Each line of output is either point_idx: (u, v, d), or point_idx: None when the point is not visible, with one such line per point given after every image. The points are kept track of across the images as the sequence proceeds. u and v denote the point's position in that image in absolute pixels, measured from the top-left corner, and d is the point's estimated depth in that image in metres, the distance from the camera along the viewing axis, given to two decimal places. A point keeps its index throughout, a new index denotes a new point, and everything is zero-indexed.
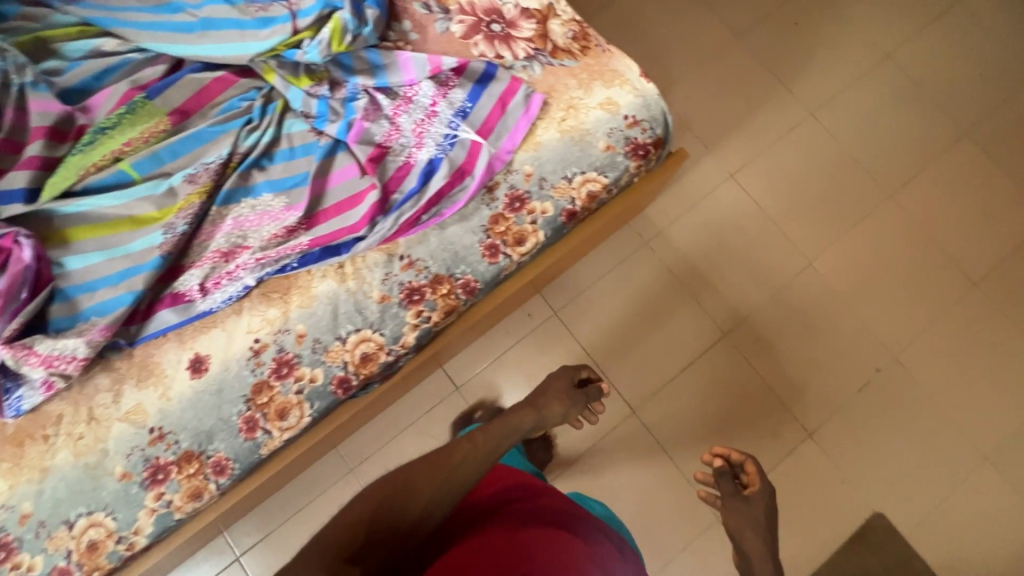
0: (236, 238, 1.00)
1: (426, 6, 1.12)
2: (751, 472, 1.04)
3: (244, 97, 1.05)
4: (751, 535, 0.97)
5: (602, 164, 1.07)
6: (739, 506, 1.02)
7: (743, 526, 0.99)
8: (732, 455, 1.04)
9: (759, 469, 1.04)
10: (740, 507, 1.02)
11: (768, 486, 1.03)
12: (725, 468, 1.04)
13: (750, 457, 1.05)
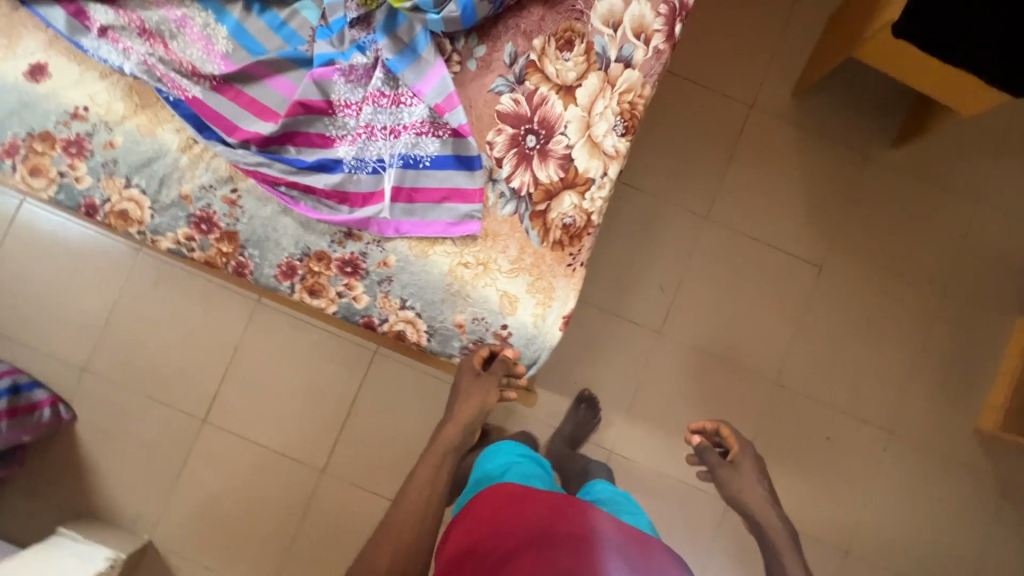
0: (166, 29, 0.94)
1: (511, 57, 0.95)
2: (728, 437, 1.15)
3: None
4: (755, 496, 1.09)
5: (439, 329, 0.94)
6: (731, 473, 1.11)
7: (745, 488, 1.09)
8: (707, 425, 1.18)
9: (736, 430, 1.15)
10: (731, 476, 1.11)
11: (748, 449, 1.14)
12: (706, 440, 1.17)
13: (726, 422, 1.18)
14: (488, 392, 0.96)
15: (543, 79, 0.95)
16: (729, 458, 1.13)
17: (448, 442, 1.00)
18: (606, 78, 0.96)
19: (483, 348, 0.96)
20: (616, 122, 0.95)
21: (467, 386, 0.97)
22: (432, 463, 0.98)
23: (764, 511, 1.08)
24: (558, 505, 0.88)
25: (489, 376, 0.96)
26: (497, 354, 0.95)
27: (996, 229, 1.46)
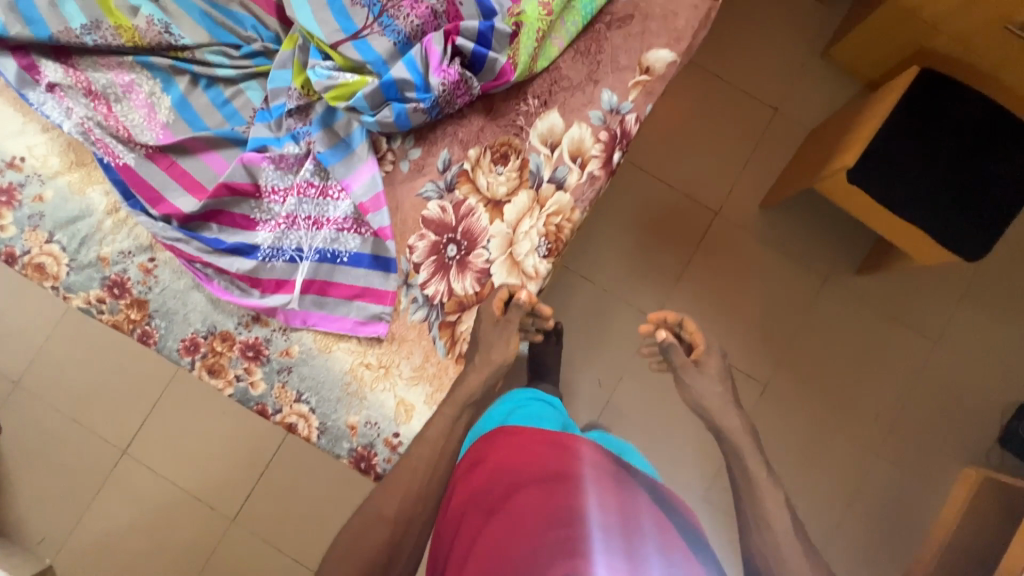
0: (113, 93, 0.96)
1: (444, 164, 0.95)
2: (694, 334, 1.03)
3: (257, 27, 0.96)
4: (722, 405, 0.97)
5: (329, 426, 0.92)
6: (696, 376, 1.00)
7: (707, 392, 0.98)
8: (670, 318, 1.04)
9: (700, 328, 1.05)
10: (697, 380, 0.99)
11: (714, 347, 1.03)
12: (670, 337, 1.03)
13: (690, 319, 1.06)
14: (508, 337, 0.91)
15: (473, 190, 0.95)
16: (693, 359, 1.01)
17: (467, 393, 0.89)
18: (537, 197, 0.95)
19: (501, 290, 0.91)
20: (540, 243, 0.94)
21: (486, 341, 0.92)
22: (450, 412, 0.88)
23: (727, 417, 0.97)
24: (571, 442, 0.79)
25: (509, 331, 0.92)
26: (514, 299, 0.91)
27: (951, 371, 1.43)
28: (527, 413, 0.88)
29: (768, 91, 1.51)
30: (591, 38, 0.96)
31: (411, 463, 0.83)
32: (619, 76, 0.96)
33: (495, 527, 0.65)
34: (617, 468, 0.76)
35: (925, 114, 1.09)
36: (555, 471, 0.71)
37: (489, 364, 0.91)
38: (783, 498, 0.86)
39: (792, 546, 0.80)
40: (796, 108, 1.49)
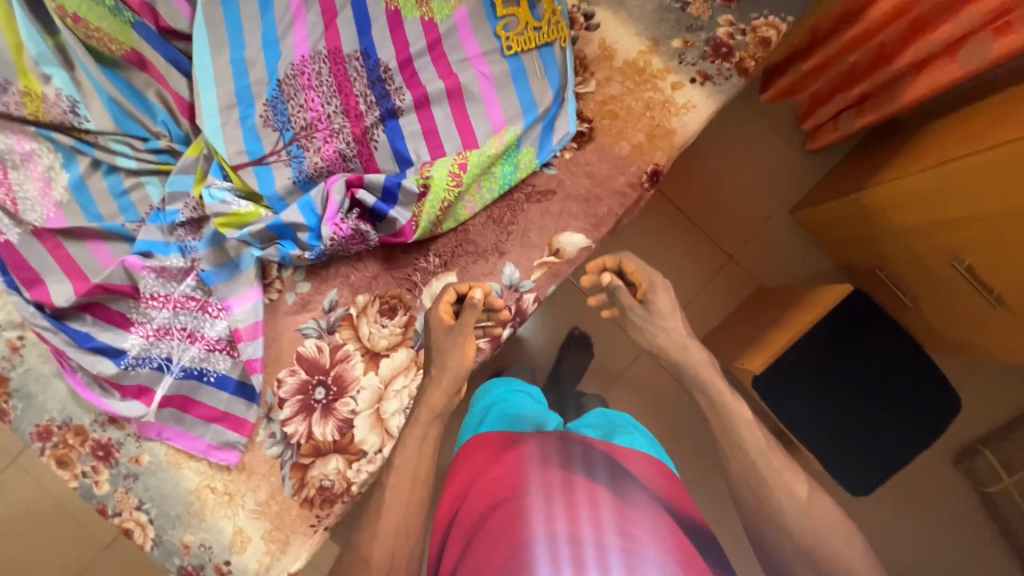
0: (10, 160, 0.92)
1: (330, 304, 0.93)
2: (636, 269, 0.89)
3: (169, 124, 0.92)
4: (689, 347, 0.87)
5: (164, 540, 0.92)
6: (651, 313, 0.88)
7: (665, 335, 0.88)
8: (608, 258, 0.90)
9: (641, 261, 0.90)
10: (649, 318, 0.89)
11: (660, 276, 0.90)
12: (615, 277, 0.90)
13: (630, 255, 0.91)
14: (463, 344, 0.85)
15: (353, 337, 0.93)
16: (641, 297, 0.89)
17: (432, 409, 0.83)
18: (416, 357, 0.93)
19: (450, 295, 0.85)
20: (408, 405, 0.92)
21: (440, 347, 0.85)
22: (417, 432, 0.82)
23: (688, 351, 0.87)
24: (524, 454, 0.85)
25: (467, 335, 0.84)
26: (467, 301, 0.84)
27: None
28: (503, 413, 1.02)
29: (730, 232, 1.46)
30: (507, 204, 0.92)
31: (389, 503, 0.76)
32: (526, 253, 0.92)
33: (473, 548, 0.68)
34: (569, 462, 0.82)
35: (844, 336, 1.06)
36: (508, 489, 0.76)
37: (445, 379, 0.84)
38: (753, 419, 0.79)
39: (754, 434, 0.76)
40: (750, 258, 1.44)
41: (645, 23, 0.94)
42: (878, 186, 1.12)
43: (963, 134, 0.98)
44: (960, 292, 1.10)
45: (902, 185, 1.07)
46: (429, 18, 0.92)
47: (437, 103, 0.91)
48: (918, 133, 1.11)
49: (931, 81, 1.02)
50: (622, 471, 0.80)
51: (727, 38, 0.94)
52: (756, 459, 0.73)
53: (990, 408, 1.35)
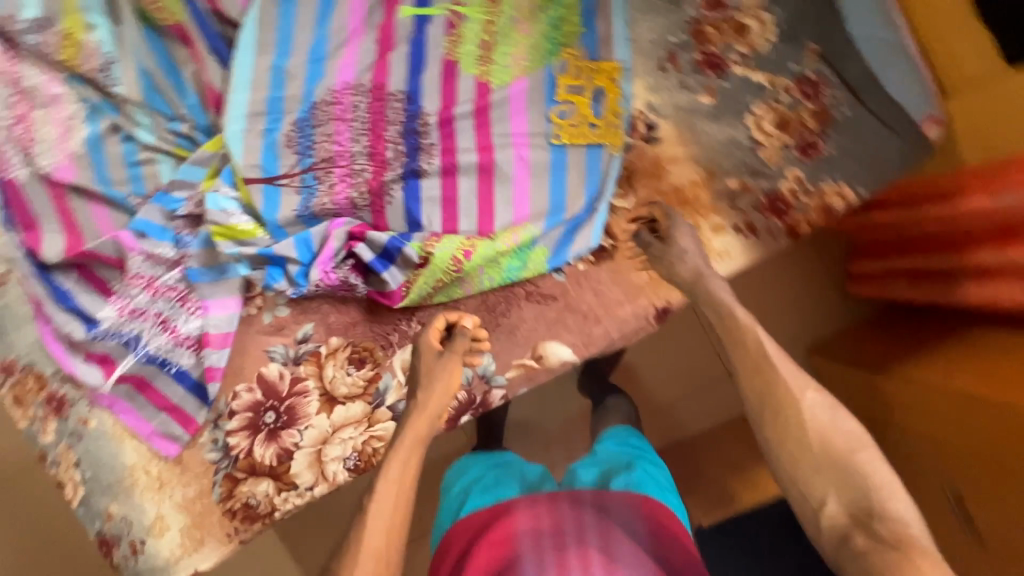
0: (36, 96, 0.90)
1: (303, 336, 0.92)
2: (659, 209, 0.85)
3: (197, 111, 0.89)
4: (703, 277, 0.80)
5: (91, 502, 0.95)
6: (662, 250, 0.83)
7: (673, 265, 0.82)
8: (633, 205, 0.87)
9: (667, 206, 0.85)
10: (664, 253, 0.82)
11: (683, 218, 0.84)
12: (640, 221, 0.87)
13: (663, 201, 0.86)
14: (451, 368, 0.82)
15: (315, 375, 0.92)
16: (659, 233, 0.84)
17: (420, 431, 0.76)
18: (369, 414, 0.92)
19: (438, 321, 0.84)
20: (350, 455, 0.92)
21: (427, 372, 0.81)
22: (385, 477, 0.73)
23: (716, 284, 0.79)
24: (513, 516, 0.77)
25: (454, 356, 0.82)
26: (458, 328, 0.85)
27: None
28: (483, 482, 0.87)
29: None
30: (504, 294, 0.88)
31: (377, 509, 0.70)
32: (508, 349, 0.88)
33: None
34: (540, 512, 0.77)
35: None
36: (499, 549, 0.73)
37: (433, 402, 0.79)
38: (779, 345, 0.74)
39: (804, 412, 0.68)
40: None
41: (706, 152, 0.87)
42: (899, 379, 1.04)
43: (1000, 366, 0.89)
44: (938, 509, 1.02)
45: (922, 387, 0.98)
46: (486, 80, 0.86)
47: (466, 174, 0.86)
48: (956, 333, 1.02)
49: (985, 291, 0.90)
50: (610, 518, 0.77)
51: (788, 194, 0.86)
52: (759, 359, 0.72)
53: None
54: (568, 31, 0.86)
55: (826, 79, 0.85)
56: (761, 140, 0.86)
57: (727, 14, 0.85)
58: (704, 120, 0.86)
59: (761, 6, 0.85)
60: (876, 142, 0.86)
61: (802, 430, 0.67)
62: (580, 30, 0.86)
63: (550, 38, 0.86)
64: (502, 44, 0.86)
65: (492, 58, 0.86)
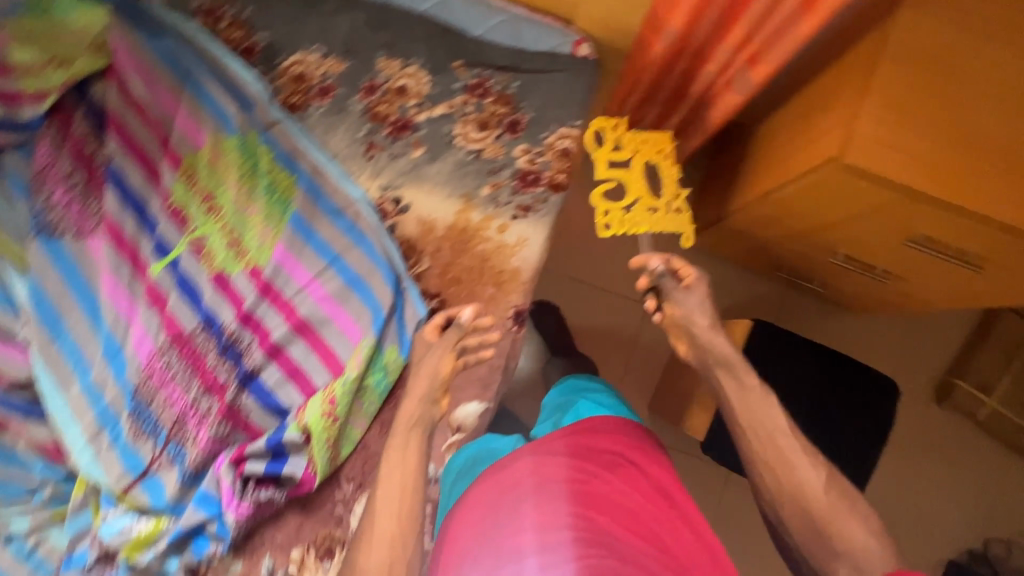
0: None
1: (269, 572, 0.89)
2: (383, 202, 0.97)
3: (49, 469, 0.92)
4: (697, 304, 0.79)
5: None
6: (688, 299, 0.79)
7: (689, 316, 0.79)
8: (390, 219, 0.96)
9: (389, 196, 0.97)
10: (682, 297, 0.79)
11: (413, 193, 0.97)
12: (390, 215, 0.96)
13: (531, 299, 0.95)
14: (443, 356, 0.78)
15: None
16: (392, 202, 0.97)
17: (430, 374, 0.77)
18: None
19: (438, 317, 0.82)
20: None
21: (418, 359, 0.80)
22: (398, 445, 0.72)
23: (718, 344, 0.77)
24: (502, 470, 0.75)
25: (444, 348, 0.79)
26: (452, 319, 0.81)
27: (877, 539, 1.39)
28: (469, 470, 0.83)
29: (637, 282, 1.48)
30: (394, 403, 0.93)
31: (396, 462, 0.70)
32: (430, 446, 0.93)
33: (475, 537, 0.69)
34: (529, 465, 0.73)
35: (771, 355, 1.05)
36: (492, 494, 0.72)
37: (419, 388, 0.76)
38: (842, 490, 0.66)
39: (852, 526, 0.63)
40: None
41: (449, 185, 0.97)
42: (755, 203, 1.04)
43: (815, 126, 0.86)
44: (936, 266, 0.94)
45: (785, 199, 0.95)
46: (253, 266, 0.95)
47: (290, 344, 0.93)
48: (756, 142, 1.10)
49: (765, 72, 0.91)
50: (584, 445, 0.75)
51: (529, 165, 0.97)
52: (772, 429, 0.70)
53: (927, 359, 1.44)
54: (284, 186, 0.97)
55: (485, 74, 0.99)
56: (480, 146, 0.98)
57: (383, 89, 0.99)
58: (429, 164, 0.97)
59: (403, 65, 0.99)
60: (554, 83, 0.99)
61: (782, 445, 0.69)
62: (292, 178, 0.97)
63: (276, 201, 0.97)
64: (245, 232, 0.96)
65: (245, 246, 0.96)
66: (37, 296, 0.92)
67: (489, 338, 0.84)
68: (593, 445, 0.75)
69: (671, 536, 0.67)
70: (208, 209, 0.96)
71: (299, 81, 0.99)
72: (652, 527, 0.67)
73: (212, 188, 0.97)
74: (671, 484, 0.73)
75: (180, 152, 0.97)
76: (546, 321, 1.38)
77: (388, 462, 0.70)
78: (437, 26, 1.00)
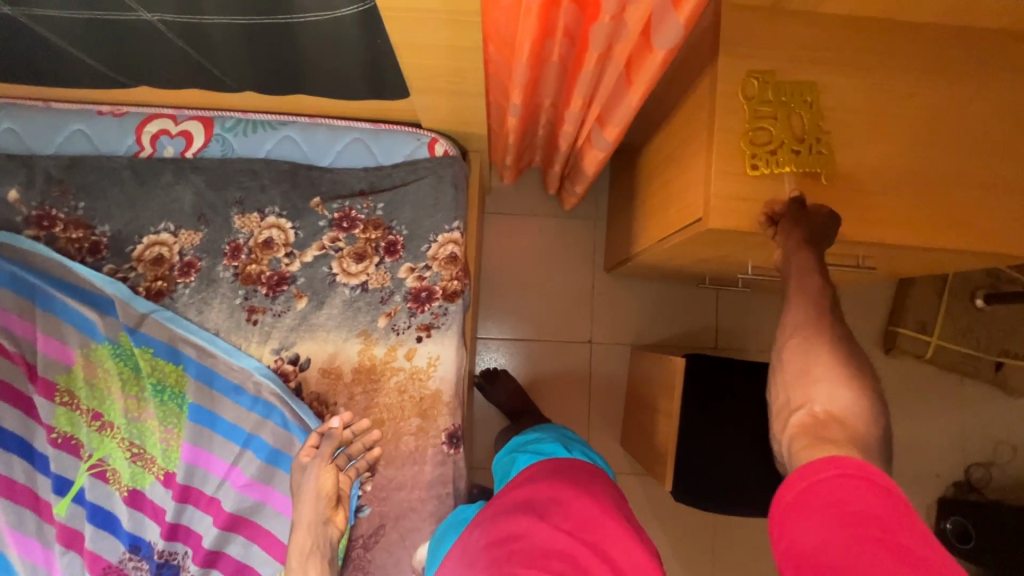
0: None
1: None
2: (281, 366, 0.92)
3: None
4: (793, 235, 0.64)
5: None
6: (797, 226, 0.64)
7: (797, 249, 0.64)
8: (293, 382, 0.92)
9: (284, 359, 0.92)
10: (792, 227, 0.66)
11: (310, 343, 0.92)
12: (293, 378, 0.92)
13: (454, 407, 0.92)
14: (319, 476, 0.80)
15: None
16: (292, 361, 0.92)
17: (313, 496, 0.80)
18: None
19: (312, 438, 0.82)
20: None
21: (300, 483, 0.82)
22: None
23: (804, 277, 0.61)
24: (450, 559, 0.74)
25: (321, 464, 0.81)
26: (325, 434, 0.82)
27: None
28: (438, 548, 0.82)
29: (575, 323, 1.46)
30: (354, 566, 0.90)
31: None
32: None
33: None
34: (463, 554, 0.72)
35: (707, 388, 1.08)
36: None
37: (308, 513, 0.79)
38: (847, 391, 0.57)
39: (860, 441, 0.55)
40: (606, 330, 1.45)
41: (344, 327, 0.93)
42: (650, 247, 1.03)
43: (680, 175, 0.85)
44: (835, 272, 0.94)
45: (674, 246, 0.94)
46: (165, 473, 0.90)
47: (227, 543, 0.89)
48: (640, 179, 1.09)
49: (617, 130, 0.88)
50: (512, 504, 0.74)
51: (418, 282, 0.94)
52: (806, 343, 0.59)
53: (867, 315, 1.47)
54: (173, 379, 0.91)
55: (348, 204, 0.95)
56: (363, 277, 0.94)
57: (248, 248, 0.94)
58: (317, 312, 0.93)
59: (261, 217, 0.95)
60: (422, 189, 0.96)
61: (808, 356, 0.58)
62: (179, 368, 0.91)
63: (169, 398, 0.91)
64: (146, 440, 0.90)
65: (151, 455, 0.90)
66: None
67: (369, 438, 0.85)
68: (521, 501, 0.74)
69: (596, 568, 0.65)
70: (100, 427, 0.90)
71: (158, 264, 0.93)
72: (582, 567, 0.65)
73: (98, 405, 0.91)
74: (598, 516, 0.71)
75: (51, 378, 0.91)
76: (495, 394, 1.34)
77: None
78: (285, 165, 0.96)
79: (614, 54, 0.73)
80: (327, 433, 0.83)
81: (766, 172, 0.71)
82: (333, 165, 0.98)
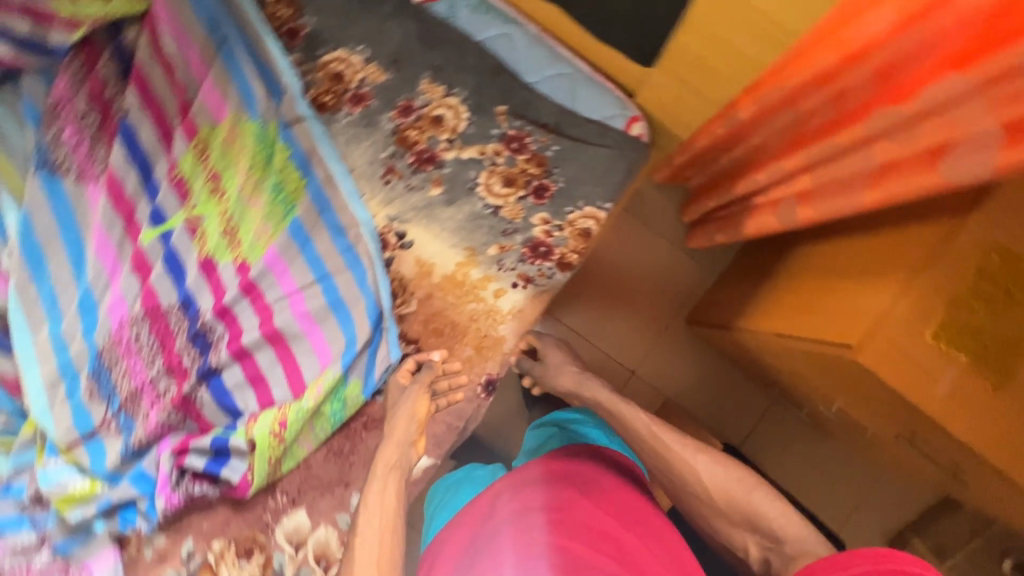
0: None
1: (185, 556, 0.91)
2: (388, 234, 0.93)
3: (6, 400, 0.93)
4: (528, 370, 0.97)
5: None
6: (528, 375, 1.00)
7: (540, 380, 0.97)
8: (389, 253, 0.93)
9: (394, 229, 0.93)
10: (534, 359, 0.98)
11: (422, 228, 0.93)
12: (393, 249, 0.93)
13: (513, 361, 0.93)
14: (417, 396, 0.84)
15: None
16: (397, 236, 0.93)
17: (407, 410, 0.82)
18: None
19: (409, 363, 0.90)
20: None
21: (392, 403, 0.87)
22: (379, 483, 0.72)
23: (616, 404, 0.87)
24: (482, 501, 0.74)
25: (419, 389, 0.85)
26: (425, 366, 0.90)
27: None
28: (447, 501, 0.86)
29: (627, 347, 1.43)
30: (347, 436, 0.94)
31: (378, 477, 0.72)
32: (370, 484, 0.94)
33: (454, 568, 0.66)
34: (503, 503, 0.71)
35: None
36: (470, 526, 0.70)
37: (398, 431, 0.79)
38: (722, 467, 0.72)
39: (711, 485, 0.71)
40: (653, 370, 1.41)
41: (457, 234, 0.93)
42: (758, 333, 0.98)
43: (837, 289, 0.81)
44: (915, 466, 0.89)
45: (787, 350, 0.89)
46: (242, 260, 0.93)
47: (258, 350, 0.92)
48: (786, 265, 1.03)
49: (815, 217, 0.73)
50: (557, 471, 0.73)
51: (544, 236, 0.92)
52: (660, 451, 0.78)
53: (890, 508, 1.41)
54: (292, 187, 0.93)
55: (525, 129, 0.93)
56: (500, 202, 0.93)
57: (418, 113, 0.93)
58: (443, 207, 0.93)
59: (445, 93, 0.93)
60: (598, 156, 0.93)
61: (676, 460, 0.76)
62: (302, 180, 0.93)
63: (280, 201, 0.93)
64: (242, 223, 0.93)
65: (239, 238, 0.93)
66: (24, 232, 0.90)
67: (459, 381, 0.91)
68: (567, 471, 0.74)
69: (640, 552, 0.62)
70: (213, 189, 0.94)
71: (336, 80, 0.94)
72: (622, 545, 0.63)
73: (221, 169, 0.93)
74: (636, 507, 0.70)
75: (197, 123, 0.93)
76: None
77: (370, 489, 0.71)
78: (492, 60, 0.94)
79: (873, 148, 0.61)
80: (424, 365, 0.91)
81: (952, 346, 0.67)
82: (534, 85, 0.95)
